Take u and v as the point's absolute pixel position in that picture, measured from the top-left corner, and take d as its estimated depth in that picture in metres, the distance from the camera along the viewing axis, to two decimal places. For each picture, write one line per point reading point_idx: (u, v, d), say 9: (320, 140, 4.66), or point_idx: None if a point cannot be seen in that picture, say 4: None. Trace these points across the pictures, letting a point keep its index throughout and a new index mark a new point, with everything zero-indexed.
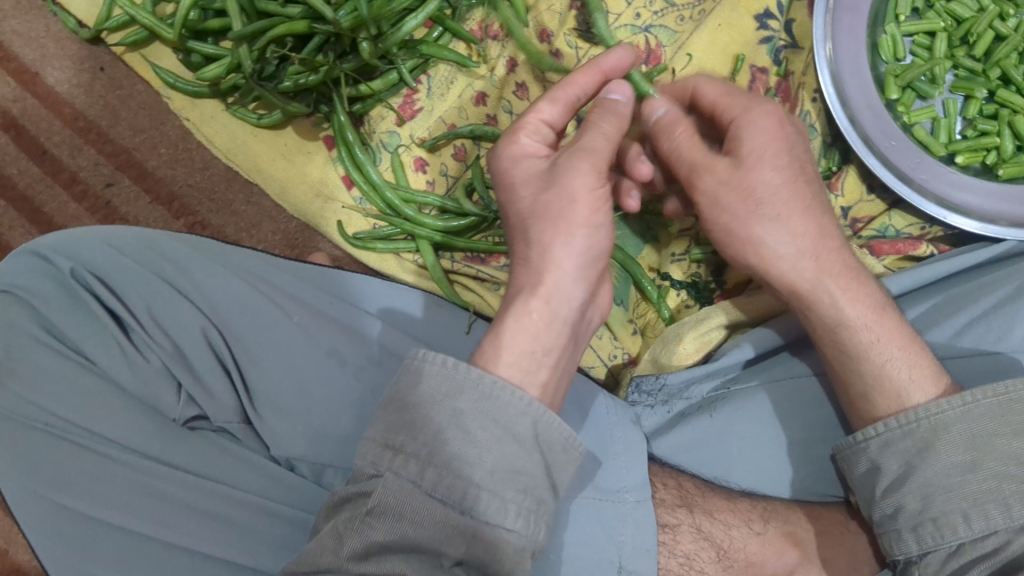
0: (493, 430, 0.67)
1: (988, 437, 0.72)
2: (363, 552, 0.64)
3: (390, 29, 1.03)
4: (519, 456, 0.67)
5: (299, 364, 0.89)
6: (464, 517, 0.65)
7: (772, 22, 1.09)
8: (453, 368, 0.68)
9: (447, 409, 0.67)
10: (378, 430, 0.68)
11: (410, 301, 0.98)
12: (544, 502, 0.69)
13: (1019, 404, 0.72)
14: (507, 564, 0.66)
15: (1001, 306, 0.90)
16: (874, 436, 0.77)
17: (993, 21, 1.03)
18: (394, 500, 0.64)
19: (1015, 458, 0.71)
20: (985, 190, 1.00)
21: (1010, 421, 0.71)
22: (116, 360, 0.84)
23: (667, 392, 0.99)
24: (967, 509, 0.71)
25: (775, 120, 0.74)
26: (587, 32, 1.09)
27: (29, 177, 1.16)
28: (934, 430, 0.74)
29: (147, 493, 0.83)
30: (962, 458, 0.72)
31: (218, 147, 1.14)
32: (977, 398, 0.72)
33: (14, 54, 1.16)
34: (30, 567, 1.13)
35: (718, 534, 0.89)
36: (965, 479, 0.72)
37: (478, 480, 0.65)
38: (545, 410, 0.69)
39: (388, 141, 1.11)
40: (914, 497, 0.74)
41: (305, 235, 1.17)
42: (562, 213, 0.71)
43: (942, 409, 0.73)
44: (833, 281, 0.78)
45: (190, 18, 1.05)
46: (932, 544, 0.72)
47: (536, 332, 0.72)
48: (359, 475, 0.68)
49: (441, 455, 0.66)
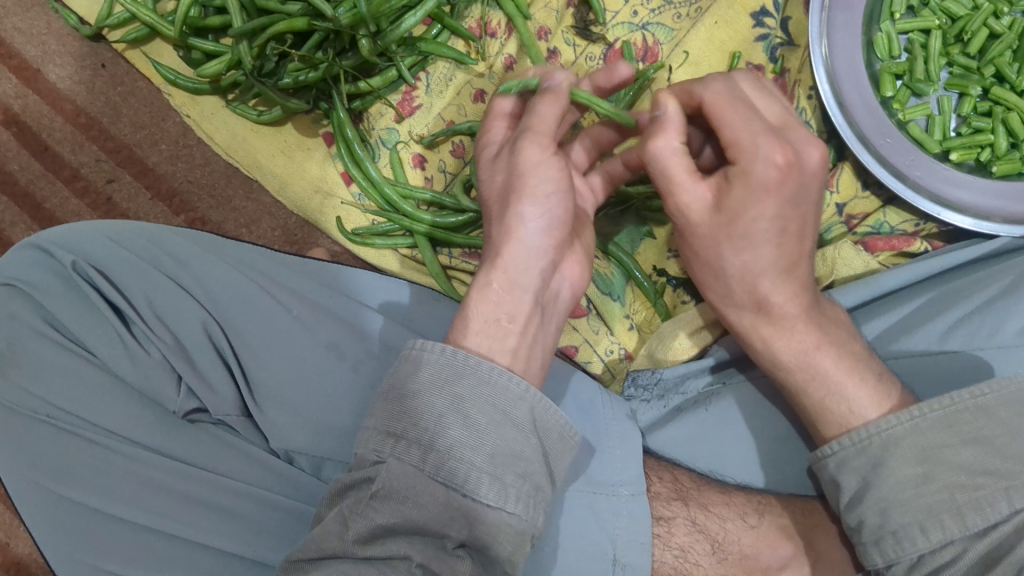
0: (492, 415, 0.68)
1: (939, 447, 0.73)
2: (369, 535, 0.65)
3: (389, 26, 1.04)
4: (518, 440, 0.68)
5: (297, 357, 0.89)
6: (467, 499, 0.66)
7: (769, 20, 1.10)
8: (451, 356, 0.69)
9: (447, 395, 0.68)
10: (380, 418, 0.69)
11: (397, 292, 0.99)
12: (542, 488, 0.69)
13: (966, 413, 0.73)
14: (507, 548, 0.67)
15: (994, 301, 0.91)
16: (832, 453, 0.78)
17: (987, 19, 1.04)
18: (397, 483, 0.66)
19: (965, 467, 0.71)
20: (980, 187, 1.01)
21: (958, 431, 0.73)
22: (117, 354, 0.85)
23: (663, 386, 1.00)
24: (924, 521, 0.71)
25: (776, 179, 0.71)
26: (584, 29, 1.10)
27: (31, 173, 1.17)
28: (884, 445, 0.75)
29: (147, 484, 0.84)
30: (914, 472, 0.73)
31: (218, 143, 1.15)
32: (923, 412, 0.74)
33: (16, 51, 1.17)
34: (30, 560, 1.14)
35: (712, 527, 0.90)
36: (920, 491, 0.72)
37: (479, 465, 0.66)
38: (541, 397, 0.71)
39: (386, 137, 1.12)
40: (873, 512, 0.74)
41: (305, 231, 1.18)
42: (516, 184, 0.74)
43: (890, 425, 0.75)
44: (767, 322, 0.81)
45: (191, 14, 1.05)
46: (893, 556, 0.73)
47: (499, 299, 0.74)
48: (361, 462, 0.69)
49: (442, 441, 0.66)
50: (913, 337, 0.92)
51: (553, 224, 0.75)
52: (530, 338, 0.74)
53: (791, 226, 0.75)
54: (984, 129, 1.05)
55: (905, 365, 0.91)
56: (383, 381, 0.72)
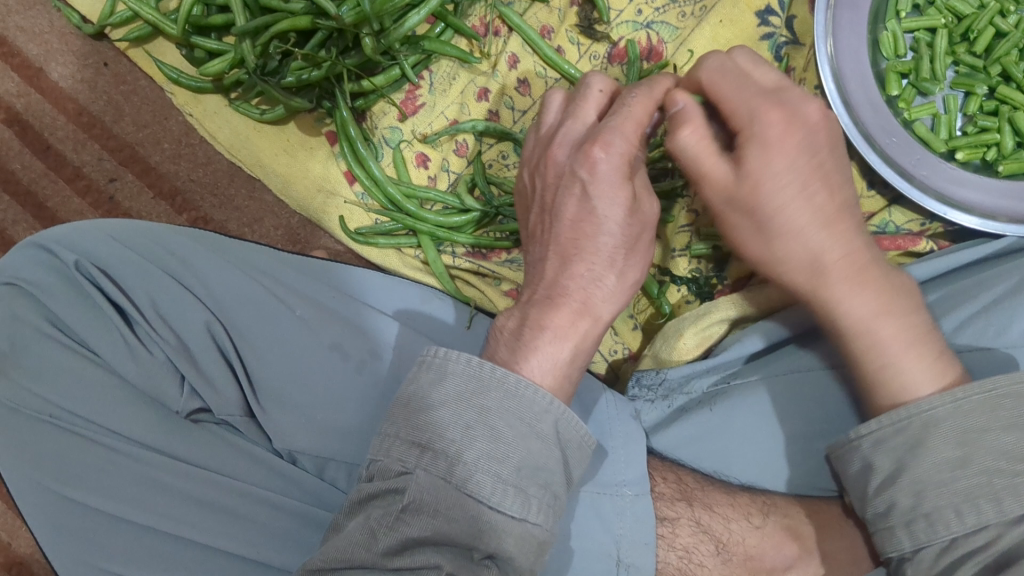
0: (519, 428, 0.68)
1: (979, 432, 0.71)
2: (399, 547, 0.65)
3: (393, 25, 1.03)
4: (542, 453, 0.69)
5: (301, 357, 0.89)
6: (492, 512, 0.66)
7: (774, 19, 1.10)
8: (478, 368, 0.69)
9: (473, 407, 0.68)
10: (403, 428, 0.69)
11: (410, 294, 0.99)
12: (559, 496, 0.70)
13: (1008, 399, 0.71)
14: (530, 557, 0.68)
15: (1000, 302, 0.91)
16: (868, 433, 0.76)
17: (994, 18, 1.03)
18: (429, 498, 0.65)
19: (1006, 453, 0.70)
20: (986, 186, 1.00)
21: (999, 415, 0.71)
22: (121, 354, 0.85)
23: (668, 387, 0.99)
24: (959, 504, 0.69)
25: (783, 135, 0.71)
26: (588, 28, 1.09)
27: (34, 172, 1.17)
28: (925, 426, 0.72)
29: (149, 485, 0.84)
30: (952, 455, 0.71)
31: (221, 143, 1.14)
32: (967, 394, 0.72)
33: (18, 49, 1.16)
34: (32, 559, 1.14)
35: (717, 527, 0.90)
36: (956, 475, 0.70)
37: (504, 477, 0.67)
38: (566, 410, 0.71)
39: (389, 136, 1.12)
40: (906, 494, 0.72)
41: (307, 230, 1.18)
42: (639, 242, 0.76)
43: (933, 406, 0.72)
44: (830, 289, 0.77)
45: (194, 13, 1.05)
46: (924, 540, 0.70)
47: (586, 347, 0.76)
48: (385, 473, 0.68)
49: (468, 454, 0.67)
50: None
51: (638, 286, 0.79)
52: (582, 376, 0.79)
53: (815, 189, 0.73)
54: (990, 128, 1.04)
55: None
56: (400, 388, 0.72)
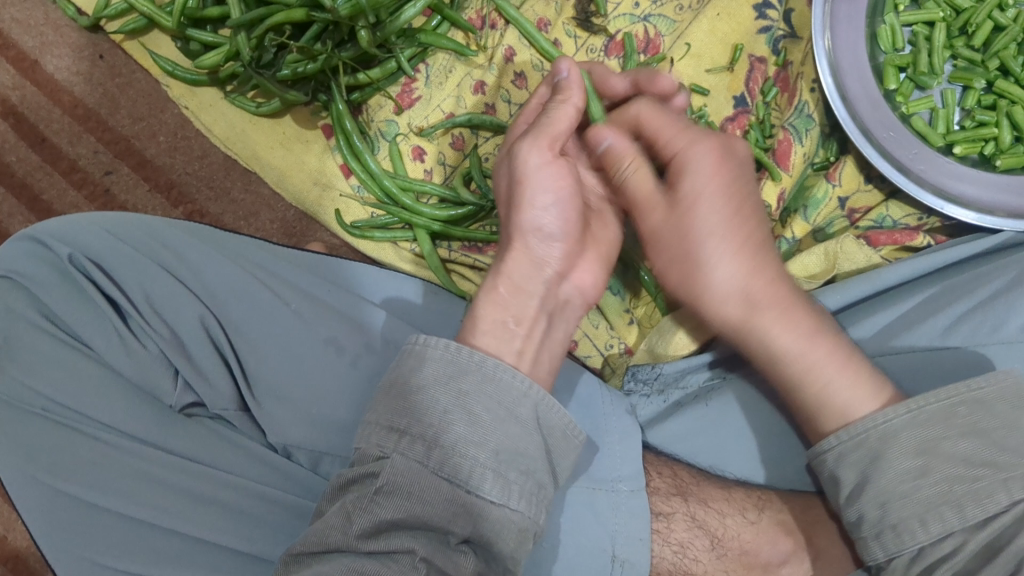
0: (497, 412, 0.68)
1: (936, 440, 0.73)
2: (373, 530, 0.65)
3: (388, 18, 1.03)
4: (522, 437, 0.69)
5: (295, 351, 0.89)
6: (471, 495, 0.66)
7: (771, 12, 1.09)
8: (455, 352, 0.70)
9: (452, 390, 0.68)
10: (383, 414, 0.69)
11: (404, 287, 0.98)
12: (545, 485, 0.70)
13: (962, 407, 0.74)
14: (511, 544, 0.68)
15: (998, 295, 0.90)
16: (830, 448, 0.78)
17: (992, 11, 1.03)
18: (403, 479, 0.65)
19: (964, 459, 0.72)
20: (985, 181, 1.00)
21: (955, 423, 0.73)
22: (114, 347, 0.84)
23: (663, 381, 1.00)
24: (923, 514, 0.71)
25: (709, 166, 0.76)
26: (585, 20, 1.09)
27: (29, 165, 1.16)
28: (883, 438, 0.74)
29: (140, 478, 0.84)
30: (913, 464, 0.73)
31: (217, 135, 1.14)
32: (922, 404, 0.74)
33: (13, 41, 1.16)
34: (29, 553, 1.14)
35: (712, 522, 0.89)
36: (919, 484, 0.72)
37: (483, 461, 0.67)
38: (547, 395, 0.71)
39: (385, 129, 1.11)
40: (872, 505, 0.74)
41: (303, 223, 1.17)
42: (514, 189, 0.76)
43: (889, 418, 0.75)
44: (762, 315, 0.80)
45: (189, 5, 1.05)
46: (894, 550, 0.73)
47: (501, 300, 0.76)
48: (365, 458, 0.69)
49: (447, 437, 0.67)
50: (915, 333, 0.92)
51: (556, 235, 0.77)
52: (535, 344, 0.75)
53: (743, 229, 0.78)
54: (988, 123, 1.04)
55: (903, 361, 0.91)
56: (385, 375, 0.73)
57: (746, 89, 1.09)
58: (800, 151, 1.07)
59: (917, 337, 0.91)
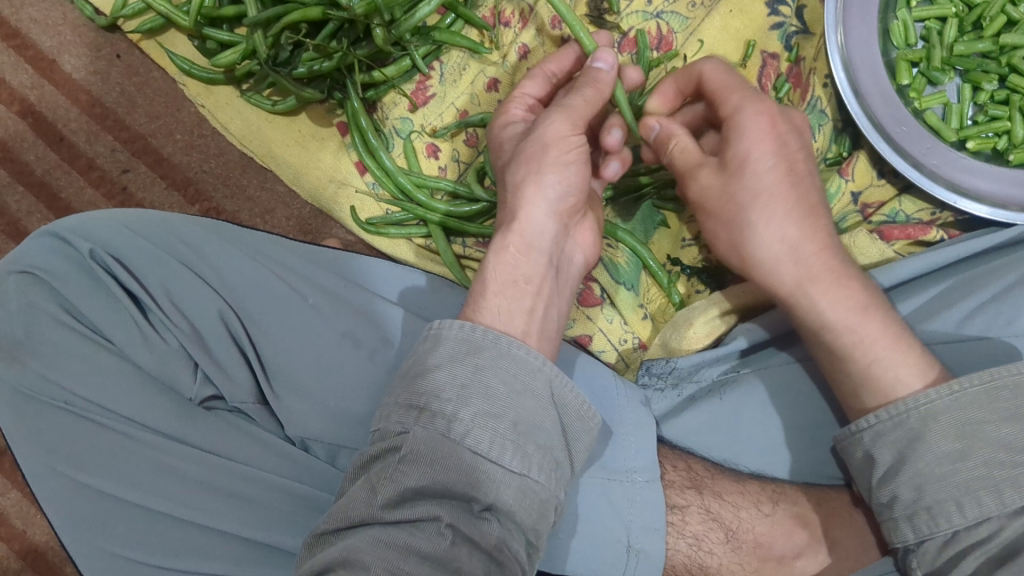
0: (512, 385, 0.70)
1: (977, 425, 0.72)
2: (398, 499, 0.66)
3: (404, 15, 1.03)
4: (538, 411, 0.70)
5: (313, 346, 0.89)
6: (492, 466, 0.67)
7: (784, 8, 1.09)
8: (470, 332, 0.72)
9: (468, 365, 0.70)
10: (401, 394, 0.71)
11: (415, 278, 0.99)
12: (561, 464, 0.71)
13: (1005, 391, 0.72)
14: (532, 516, 0.68)
15: (1007, 291, 0.90)
16: (867, 427, 0.77)
17: (1005, 5, 1.03)
18: (424, 448, 0.66)
19: (1006, 444, 0.71)
20: (996, 175, 1.00)
21: (997, 407, 0.72)
22: (134, 340, 0.86)
23: (677, 375, 1.00)
24: (960, 498, 0.70)
25: (765, 122, 0.79)
26: (598, 18, 1.09)
27: (47, 163, 1.17)
28: (924, 420, 0.74)
29: (161, 471, 0.84)
30: (952, 447, 0.72)
31: (233, 134, 1.15)
32: (964, 386, 0.73)
33: (31, 41, 1.18)
34: (48, 547, 1.15)
35: (727, 515, 0.90)
36: (957, 467, 0.71)
37: (502, 433, 0.68)
38: (559, 373, 0.73)
39: (400, 127, 1.12)
40: (908, 487, 0.73)
41: (319, 220, 1.18)
42: (539, 152, 0.80)
43: (931, 399, 0.74)
44: (807, 282, 0.81)
45: (207, 4, 1.06)
46: (927, 533, 0.72)
47: (535, 263, 0.79)
48: (386, 434, 0.70)
49: (465, 412, 0.68)
50: (929, 325, 0.92)
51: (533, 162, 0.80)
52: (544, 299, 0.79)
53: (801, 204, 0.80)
54: (1001, 117, 1.04)
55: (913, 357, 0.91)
56: (404, 360, 0.74)
57: (758, 84, 1.09)
58: (812, 147, 1.08)
59: (932, 329, 0.92)
